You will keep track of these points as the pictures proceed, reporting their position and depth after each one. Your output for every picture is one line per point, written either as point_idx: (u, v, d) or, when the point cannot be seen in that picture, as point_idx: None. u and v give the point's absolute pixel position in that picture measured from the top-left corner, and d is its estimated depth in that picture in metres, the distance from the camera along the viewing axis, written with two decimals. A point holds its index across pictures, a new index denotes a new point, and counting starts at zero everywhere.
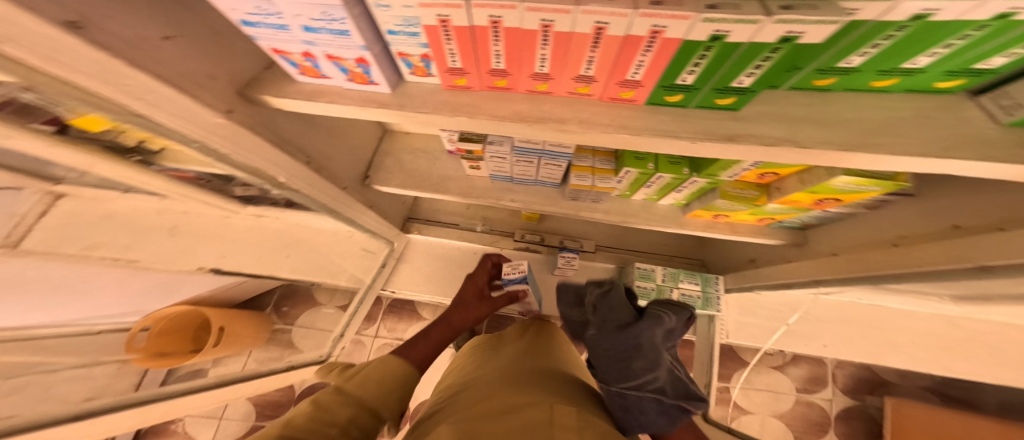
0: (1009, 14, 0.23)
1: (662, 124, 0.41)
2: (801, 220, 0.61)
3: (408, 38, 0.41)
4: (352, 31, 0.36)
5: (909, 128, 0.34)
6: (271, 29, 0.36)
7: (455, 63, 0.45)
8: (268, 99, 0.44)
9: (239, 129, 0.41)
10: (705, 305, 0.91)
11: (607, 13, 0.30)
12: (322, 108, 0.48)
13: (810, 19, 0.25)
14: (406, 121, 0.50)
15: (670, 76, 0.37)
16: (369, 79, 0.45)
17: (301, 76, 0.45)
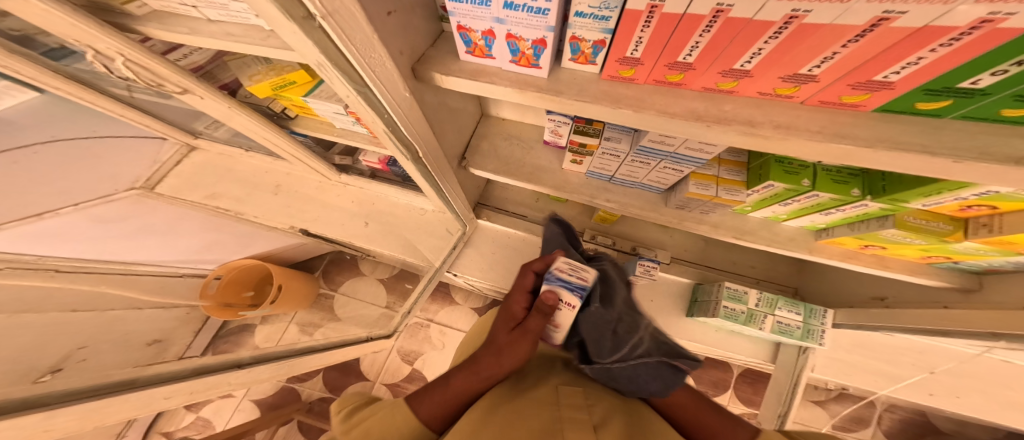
0: None
1: (904, 135, 0.34)
2: (987, 264, 0.52)
3: (592, 22, 0.40)
4: (551, 11, 0.35)
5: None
6: (472, 5, 0.37)
7: (634, 52, 0.41)
8: (438, 77, 0.46)
9: (413, 104, 0.45)
10: (805, 337, 0.83)
11: (910, 1, 0.24)
12: (479, 88, 0.47)
13: None
14: (554, 108, 0.47)
15: (947, 80, 0.29)
16: (533, 62, 0.43)
17: (466, 56, 0.46)
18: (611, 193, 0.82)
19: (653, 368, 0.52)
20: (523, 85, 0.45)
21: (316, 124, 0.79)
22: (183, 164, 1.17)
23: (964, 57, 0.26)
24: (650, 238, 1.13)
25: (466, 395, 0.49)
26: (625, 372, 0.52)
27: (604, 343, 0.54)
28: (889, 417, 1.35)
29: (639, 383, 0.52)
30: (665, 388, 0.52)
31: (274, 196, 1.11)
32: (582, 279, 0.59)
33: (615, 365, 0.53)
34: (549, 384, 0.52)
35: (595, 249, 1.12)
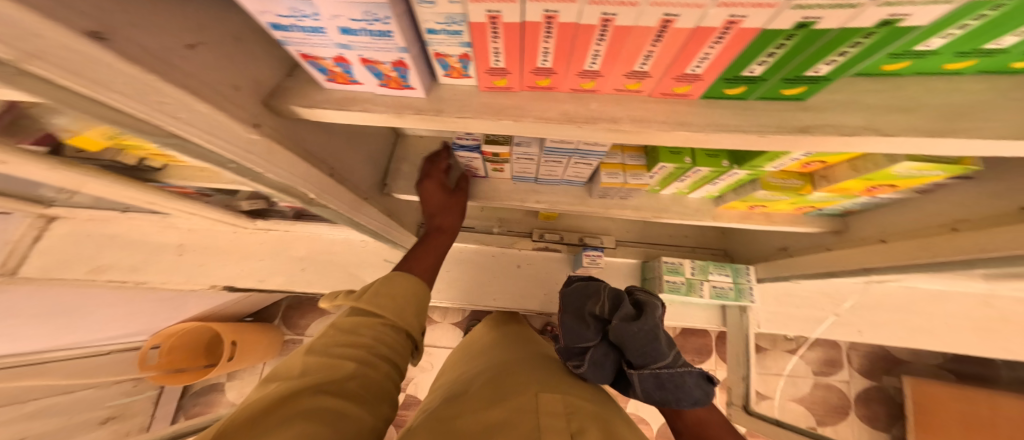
0: (893, 21, 0.26)
1: (723, 118, 0.39)
2: (842, 207, 0.60)
3: (449, 37, 0.37)
4: (393, 32, 0.31)
5: (995, 111, 0.32)
6: (303, 33, 0.33)
7: (497, 63, 0.40)
8: (297, 110, 0.40)
9: (272, 144, 0.38)
10: (738, 296, 0.90)
11: (681, 5, 0.28)
12: (356, 117, 0.43)
13: (921, 1, 0.24)
14: (439, 128, 0.45)
15: (736, 69, 0.36)
16: (404, 84, 0.39)
17: (330, 83, 0.41)
18: (540, 194, 0.82)
19: (695, 377, 0.57)
20: (399, 108, 0.42)
21: (190, 173, 0.67)
22: (45, 238, 0.96)
23: (737, 48, 0.33)
24: (594, 227, 1.17)
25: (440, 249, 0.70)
26: (671, 378, 0.56)
27: (655, 351, 0.57)
28: (855, 355, 1.49)
29: (683, 391, 0.55)
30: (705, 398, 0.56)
31: (183, 257, 1.00)
32: (475, 139, 0.68)
33: (662, 372, 0.56)
34: (529, 392, 0.46)
35: (546, 248, 1.15)
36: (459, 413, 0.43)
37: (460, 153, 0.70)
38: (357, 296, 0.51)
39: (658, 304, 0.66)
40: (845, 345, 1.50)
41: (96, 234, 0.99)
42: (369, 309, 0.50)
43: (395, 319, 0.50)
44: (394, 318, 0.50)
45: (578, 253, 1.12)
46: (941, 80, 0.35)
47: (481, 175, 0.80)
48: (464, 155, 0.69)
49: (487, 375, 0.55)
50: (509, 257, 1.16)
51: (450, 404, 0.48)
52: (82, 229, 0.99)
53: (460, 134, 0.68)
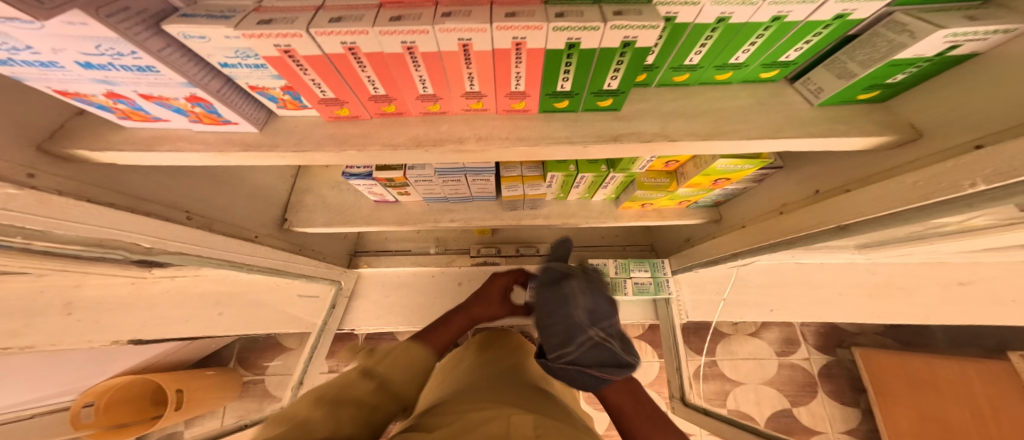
0: (629, 43, 0.30)
1: (557, 131, 0.42)
2: (711, 199, 0.65)
3: (251, 70, 0.35)
4: (157, 67, 0.28)
5: (753, 115, 0.36)
6: (34, 68, 0.27)
7: (324, 92, 0.39)
8: (86, 154, 0.35)
9: (49, 196, 0.31)
10: (658, 290, 0.94)
11: (466, 29, 0.31)
12: (168, 158, 0.40)
13: (637, 24, 0.27)
14: (274, 163, 0.43)
15: (551, 85, 0.38)
16: (220, 119, 0.38)
17: (126, 121, 0.38)
18: (454, 212, 0.82)
19: (596, 350, 0.56)
20: (223, 145, 0.40)
21: None
22: None
23: (539, 66, 0.36)
24: (530, 236, 1.17)
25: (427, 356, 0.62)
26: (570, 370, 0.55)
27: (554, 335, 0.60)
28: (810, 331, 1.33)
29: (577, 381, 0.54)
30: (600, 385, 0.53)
31: None
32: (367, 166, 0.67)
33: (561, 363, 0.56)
34: (503, 414, 0.34)
35: (484, 262, 1.14)
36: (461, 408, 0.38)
37: (355, 182, 0.68)
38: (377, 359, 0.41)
39: (577, 296, 0.63)
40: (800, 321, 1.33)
41: None
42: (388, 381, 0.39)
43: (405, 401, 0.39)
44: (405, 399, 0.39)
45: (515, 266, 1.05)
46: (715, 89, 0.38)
47: (392, 200, 0.79)
48: (358, 183, 0.67)
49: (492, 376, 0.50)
50: (450, 276, 1.14)
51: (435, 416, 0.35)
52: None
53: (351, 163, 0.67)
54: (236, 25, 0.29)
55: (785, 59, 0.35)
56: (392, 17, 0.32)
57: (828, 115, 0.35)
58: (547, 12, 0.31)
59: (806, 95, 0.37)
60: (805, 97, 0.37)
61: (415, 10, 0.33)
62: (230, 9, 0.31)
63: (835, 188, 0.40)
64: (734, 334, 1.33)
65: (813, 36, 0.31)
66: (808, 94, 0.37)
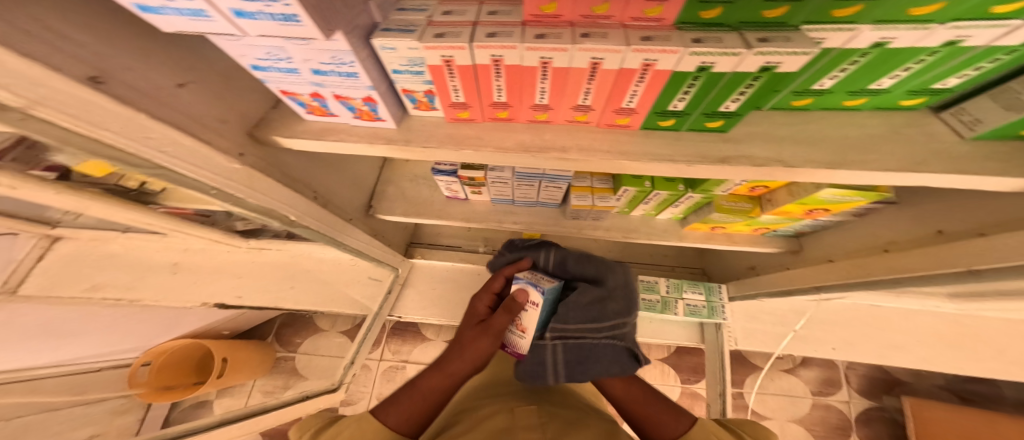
0: (770, 67, 0.30)
1: (657, 148, 0.44)
2: (794, 229, 0.64)
3: (412, 76, 0.43)
4: (360, 73, 0.38)
5: (885, 144, 0.36)
6: (280, 73, 0.37)
7: (458, 98, 0.46)
8: (278, 139, 0.45)
9: (253, 173, 0.42)
10: (711, 314, 0.91)
11: (603, 50, 0.34)
12: (329, 146, 0.48)
13: (785, 51, 0.28)
14: (412, 157, 0.50)
15: (663, 104, 0.40)
16: (375, 116, 0.46)
17: (309, 115, 0.46)
18: (517, 215, 0.86)
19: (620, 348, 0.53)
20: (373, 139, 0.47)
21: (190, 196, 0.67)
22: None
23: (657, 87, 0.37)
24: (577, 246, 1.18)
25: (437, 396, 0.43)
26: (591, 349, 0.51)
27: (576, 314, 0.53)
28: (854, 375, 1.38)
29: (599, 366, 0.50)
30: (620, 373, 0.51)
31: None
32: (452, 165, 0.73)
33: (585, 343, 0.52)
34: (505, 409, 0.49)
35: None
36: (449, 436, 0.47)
37: (439, 178, 0.75)
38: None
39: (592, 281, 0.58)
40: (841, 363, 1.39)
41: None
42: None
43: None
44: None
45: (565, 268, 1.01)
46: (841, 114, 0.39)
47: (462, 197, 0.84)
48: (442, 179, 0.73)
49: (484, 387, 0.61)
50: None
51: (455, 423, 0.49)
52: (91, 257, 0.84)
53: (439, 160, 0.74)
54: (421, 39, 0.37)
55: (940, 87, 0.33)
56: (536, 34, 0.36)
57: (982, 150, 0.34)
58: (683, 37, 0.32)
59: (955, 126, 0.36)
60: (953, 129, 0.36)
61: (555, 29, 0.37)
62: (411, 23, 0.39)
63: (968, 232, 0.38)
64: (766, 368, 1.41)
65: (980, 67, 0.30)
66: (959, 125, 0.35)
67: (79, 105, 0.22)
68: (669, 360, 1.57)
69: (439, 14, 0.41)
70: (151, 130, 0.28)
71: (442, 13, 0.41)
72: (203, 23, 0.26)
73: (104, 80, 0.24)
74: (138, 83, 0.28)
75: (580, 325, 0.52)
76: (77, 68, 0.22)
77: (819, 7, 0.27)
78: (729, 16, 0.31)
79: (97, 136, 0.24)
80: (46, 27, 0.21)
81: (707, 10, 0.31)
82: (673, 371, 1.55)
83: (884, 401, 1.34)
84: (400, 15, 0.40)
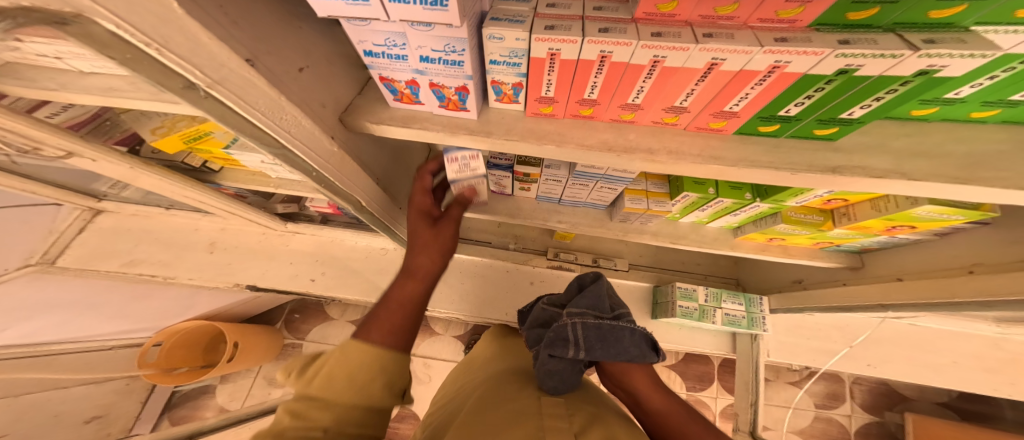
0: (928, 71, 0.29)
1: (757, 154, 0.42)
2: (861, 244, 0.64)
3: (507, 68, 0.42)
4: (466, 62, 0.36)
5: (1014, 161, 0.36)
6: (388, 59, 0.37)
7: (548, 92, 0.44)
8: (366, 126, 0.44)
9: (346, 158, 0.41)
10: (751, 325, 0.91)
11: (728, 50, 0.32)
12: (414, 134, 0.46)
13: (959, 53, 0.27)
14: (487, 148, 0.49)
15: (774, 108, 0.39)
16: (461, 106, 0.44)
17: (395, 103, 0.45)
18: (562, 214, 0.84)
19: (629, 334, 0.60)
20: (455, 129, 0.46)
21: (244, 175, 0.68)
22: (87, 231, 0.97)
23: (777, 90, 0.36)
24: (607, 249, 1.17)
25: (412, 299, 0.52)
26: (612, 331, 0.59)
27: (594, 304, 0.63)
28: (859, 390, 1.37)
29: (621, 346, 0.58)
30: (640, 355, 0.58)
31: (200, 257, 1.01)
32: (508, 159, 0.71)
33: (605, 324, 0.60)
34: (531, 396, 0.51)
35: (559, 267, 1.15)
36: (476, 414, 0.45)
37: (493, 172, 0.73)
38: (309, 380, 0.40)
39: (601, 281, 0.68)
40: (847, 377, 1.38)
41: (157, 226, 0.99)
42: (322, 393, 0.39)
43: (362, 401, 0.40)
44: (359, 400, 0.40)
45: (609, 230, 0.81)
46: (962, 126, 0.40)
47: (507, 192, 0.83)
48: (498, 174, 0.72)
49: (492, 377, 0.60)
50: (523, 274, 1.17)
51: (473, 406, 0.49)
52: (122, 225, 0.99)
53: (494, 153, 0.71)
54: (531, 30, 0.35)
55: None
56: (652, 32, 0.34)
57: None
58: (829, 38, 0.30)
59: None
60: None
61: (672, 28, 0.35)
62: (517, 14, 0.38)
63: None
64: (774, 380, 1.41)
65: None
66: None
67: (242, 87, 0.24)
68: (675, 366, 1.56)
69: (543, 5, 0.40)
70: (287, 113, 0.29)
71: (546, 5, 0.40)
72: (357, 7, 0.28)
73: (255, 64, 0.25)
74: (278, 67, 0.28)
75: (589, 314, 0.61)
76: (240, 49, 0.23)
77: (1001, 8, 0.28)
78: (884, 18, 0.30)
79: (249, 116, 0.26)
80: (225, 16, 0.22)
81: (858, 12, 0.30)
82: (679, 377, 1.54)
83: (885, 417, 1.33)
84: (507, 5, 0.39)
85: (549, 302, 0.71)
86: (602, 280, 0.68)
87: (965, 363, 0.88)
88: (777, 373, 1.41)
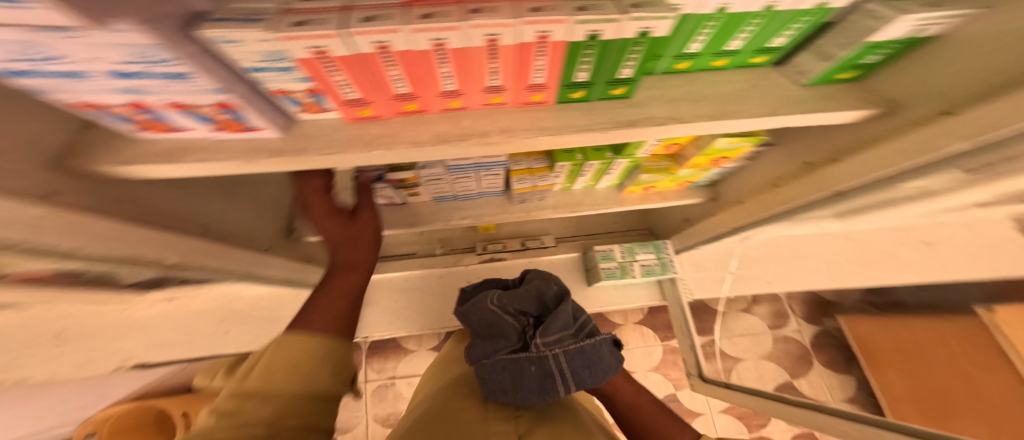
0: (645, 33, 0.33)
1: (575, 120, 0.44)
2: (709, 178, 0.72)
3: (279, 73, 0.32)
4: (199, 75, 0.26)
5: (749, 94, 0.43)
6: (62, 80, 0.25)
7: (350, 95, 0.35)
8: (114, 170, 0.36)
9: (97, 217, 0.33)
10: (664, 270, 0.98)
11: (497, 25, 0.29)
12: (195, 169, 0.38)
13: (653, 15, 0.31)
14: (304, 168, 0.41)
15: (568, 76, 0.39)
16: (244, 126, 0.36)
17: (145, 133, 0.36)
18: (464, 210, 0.81)
19: (608, 347, 0.56)
20: (249, 153, 0.38)
21: None
22: None
23: (558, 62, 0.37)
24: (533, 229, 1.20)
25: (354, 287, 0.46)
26: (595, 350, 0.54)
27: (567, 322, 0.55)
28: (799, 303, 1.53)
29: (605, 364, 0.53)
30: (617, 365, 0.55)
31: None
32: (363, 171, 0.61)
33: (585, 345, 0.54)
34: (513, 419, 0.47)
35: (491, 259, 1.15)
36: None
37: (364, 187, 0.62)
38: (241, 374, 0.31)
39: (553, 284, 0.61)
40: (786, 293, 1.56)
41: None
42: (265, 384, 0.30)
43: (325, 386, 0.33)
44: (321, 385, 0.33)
45: (512, 214, 0.81)
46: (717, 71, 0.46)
47: (400, 202, 0.78)
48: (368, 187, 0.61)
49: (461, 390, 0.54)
50: (458, 275, 1.14)
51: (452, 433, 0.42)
52: None
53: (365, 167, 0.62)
54: (272, 28, 0.25)
55: (773, 45, 0.40)
56: (424, 13, 0.28)
57: (815, 94, 0.41)
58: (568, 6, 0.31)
59: (791, 77, 0.42)
60: (788, 81, 0.42)
61: (443, 8, 0.29)
62: (258, 12, 0.27)
63: (823, 158, 0.47)
64: (733, 313, 1.45)
65: (797, 24, 0.37)
66: (794, 76, 0.42)
67: None
68: (644, 321, 1.67)
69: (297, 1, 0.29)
70: None
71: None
72: None
73: None
74: None
75: (569, 336, 0.54)
76: None
77: None
78: None
79: None
80: None
81: None
82: (653, 331, 1.65)
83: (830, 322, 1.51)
84: (240, 3, 0.28)
85: (505, 310, 0.57)
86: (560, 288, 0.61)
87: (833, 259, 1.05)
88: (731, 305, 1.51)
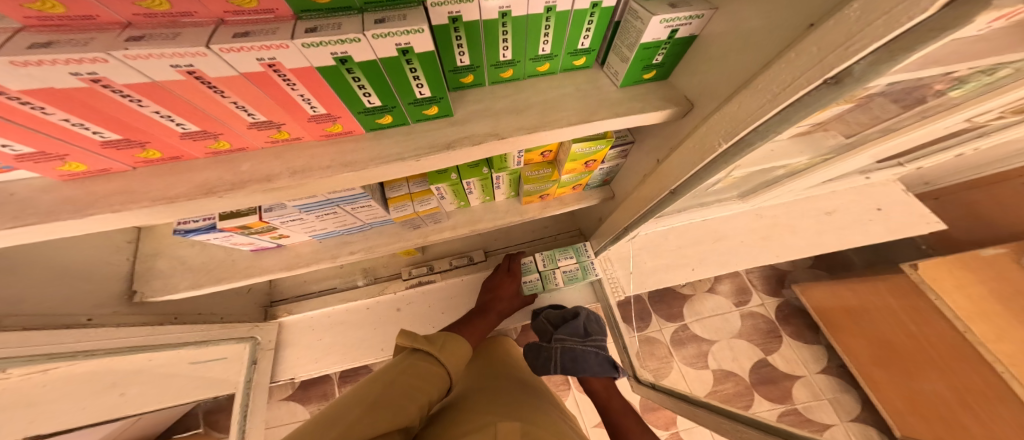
0: (407, 49, 0.30)
1: (388, 148, 0.39)
2: (597, 178, 0.71)
3: None
4: None
5: (566, 102, 0.42)
6: None
7: (12, 148, 0.27)
8: None
9: None
10: (586, 274, 0.95)
11: (172, 56, 0.23)
12: None
13: (400, 31, 0.27)
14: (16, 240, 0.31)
15: (354, 101, 0.34)
16: None
17: None
18: (354, 243, 0.74)
19: (599, 361, 0.80)
20: None
21: None
22: None
23: (324, 88, 0.31)
24: (463, 245, 1.14)
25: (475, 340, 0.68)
26: (585, 353, 0.81)
27: (574, 330, 0.85)
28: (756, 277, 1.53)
29: (587, 365, 0.79)
30: (602, 372, 0.79)
31: None
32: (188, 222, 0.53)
33: (579, 348, 0.82)
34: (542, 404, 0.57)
35: (419, 282, 1.08)
36: None
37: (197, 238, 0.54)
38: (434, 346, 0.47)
39: (582, 310, 0.91)
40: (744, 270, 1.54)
41: None
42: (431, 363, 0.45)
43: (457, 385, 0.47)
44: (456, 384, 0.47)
45: (409, 238, 0.74)
46: (545, 78, 0.45)
47: (273, 244, 0.70)
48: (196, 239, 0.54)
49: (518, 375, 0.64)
50: (386, 304, 1.07)
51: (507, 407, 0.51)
52: None
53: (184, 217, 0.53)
54: None
55: (583, 46, 0.41)
56: (36, 43, 0.21)
57: (626, 95, 0.42)
58: (295, 28, 0.26)
59: (610, 77, 0.43)
60: (612, 80, 0.43)
61: (89, 40, 0.22)
62: None
63: (657, 157, 0.50)
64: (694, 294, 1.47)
65: (589, 24, 0.37)
66: (611, 76, 0.43)
67: None
68: None
69: None
70: None
71: None
72: None
73: None
74: None
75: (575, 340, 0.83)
76: None
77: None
78: None
79: None
80: None
81: None
82: None
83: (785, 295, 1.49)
84: None
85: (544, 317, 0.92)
86: (591, 317, 0.89)
87: (755, 237, 1.07)
88: (693, 287, 1.49)
